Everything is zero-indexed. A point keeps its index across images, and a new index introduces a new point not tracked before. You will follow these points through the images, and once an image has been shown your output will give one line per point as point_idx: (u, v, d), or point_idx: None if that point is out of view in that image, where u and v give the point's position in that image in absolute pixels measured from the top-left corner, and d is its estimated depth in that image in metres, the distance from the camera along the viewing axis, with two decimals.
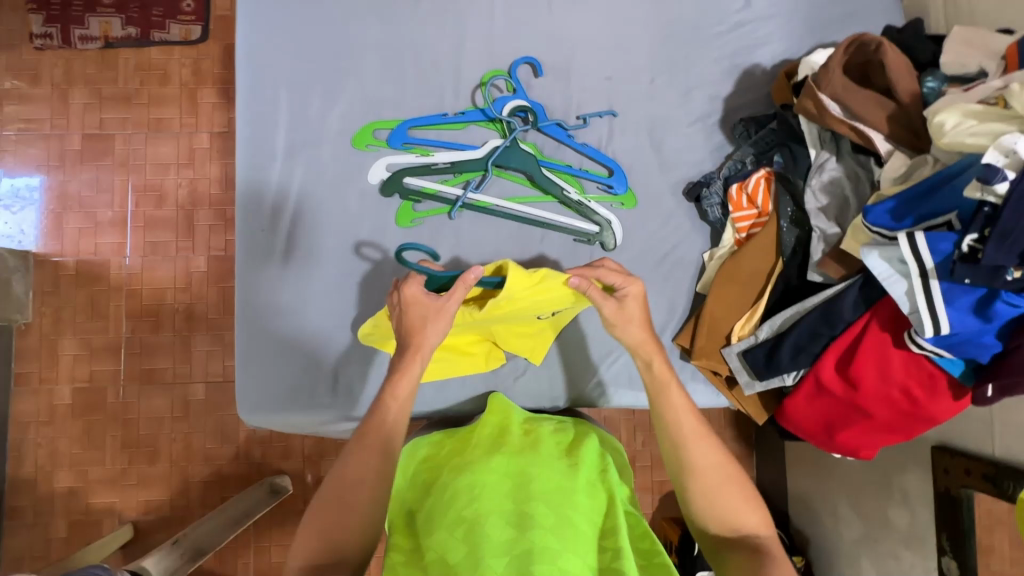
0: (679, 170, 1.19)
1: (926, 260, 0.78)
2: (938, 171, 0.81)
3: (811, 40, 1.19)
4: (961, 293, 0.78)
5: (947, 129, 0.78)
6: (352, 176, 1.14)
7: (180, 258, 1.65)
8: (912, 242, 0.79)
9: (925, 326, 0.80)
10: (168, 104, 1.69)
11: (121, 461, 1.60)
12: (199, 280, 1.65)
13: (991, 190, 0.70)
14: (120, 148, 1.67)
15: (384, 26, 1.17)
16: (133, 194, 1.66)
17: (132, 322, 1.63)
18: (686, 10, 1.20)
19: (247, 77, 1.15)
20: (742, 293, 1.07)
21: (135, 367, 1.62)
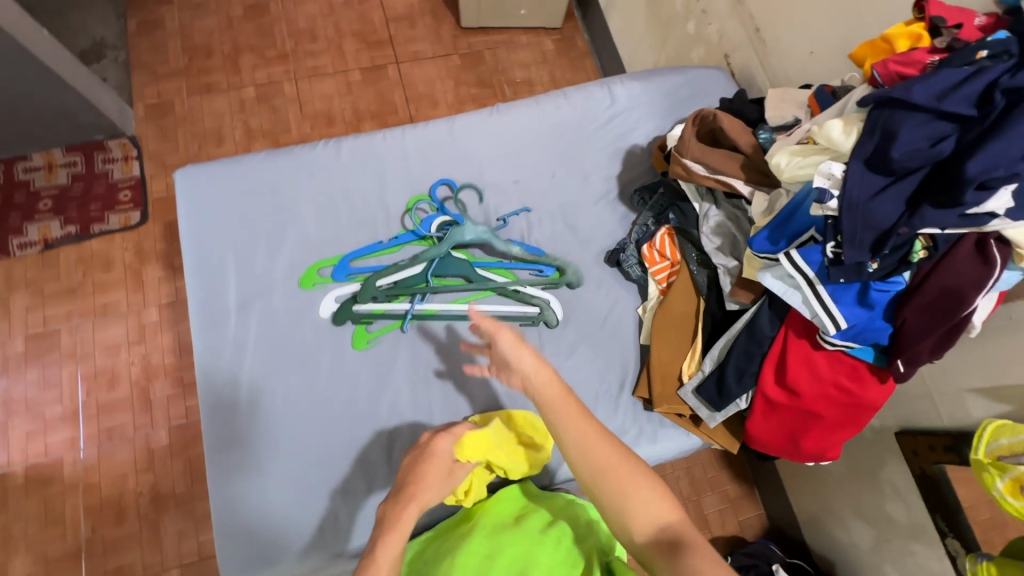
0: (596, 242, 1.34)
1: (807, 272, 0.92)
2: (792, 199, 0.97)
3: (671, 118, 1.45)
4: (842, 290, 0.91)
5: (783, 167, 0.95)
6: (303, 315, 1.22)
7: (140, 435, 1.62)
8: (791, 259, 0.93)
9: (827, 325, 0.92)
10: (113, 287, 1.75)
11: None
12: (161, 454, 1.60)
13: (828, 207, 0.86)
14: (67, 340, 1.69)
15: (312, 181, 1.32)
16: (83, 382, 1.65)
17: (92, 518, 1.54)
18: (565, 116, 1.43)
19: (192, 251, 1.25)
20: (680, 337, 1.19)
21: (100, 568, 1.50)
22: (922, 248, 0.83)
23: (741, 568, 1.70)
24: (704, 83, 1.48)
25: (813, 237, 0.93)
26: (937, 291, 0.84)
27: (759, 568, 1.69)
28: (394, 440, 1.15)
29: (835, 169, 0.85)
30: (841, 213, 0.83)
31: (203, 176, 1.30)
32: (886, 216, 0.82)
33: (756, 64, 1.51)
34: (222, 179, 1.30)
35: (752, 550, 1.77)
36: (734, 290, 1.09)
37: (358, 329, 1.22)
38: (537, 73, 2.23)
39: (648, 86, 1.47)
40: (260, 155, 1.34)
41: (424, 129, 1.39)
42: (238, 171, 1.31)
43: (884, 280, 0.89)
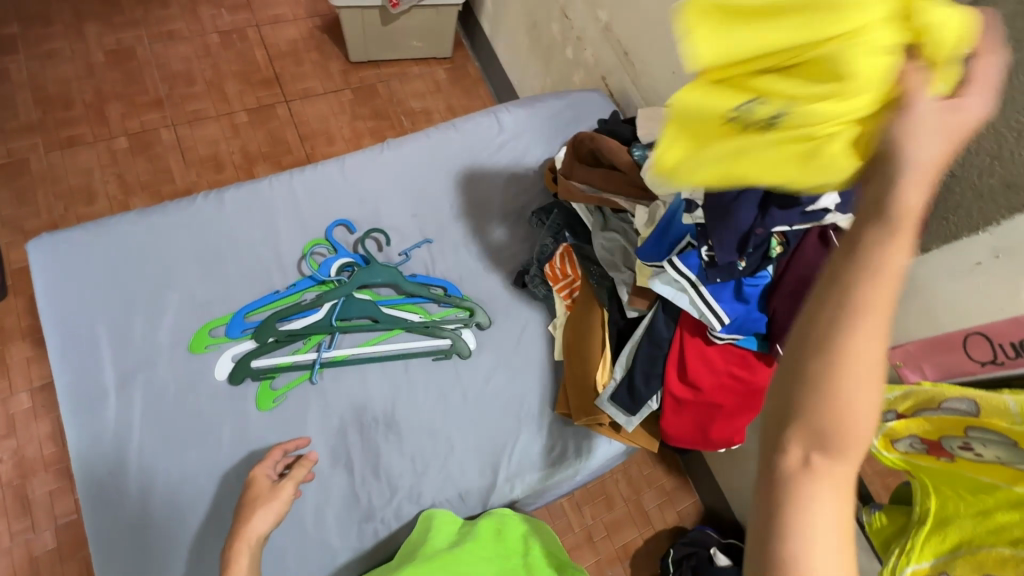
0: (501, 267, 1.36)
1: (689, 275, 1.00)
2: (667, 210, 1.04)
3: (558, 141, 1.52)
4: (721, 288, 0.99)
5: None
6: (195, 382, 1.13)
7: (19, 543, 1.40)
8: (674, 267, 1.01)
9: (713, 322, 1.00)
10: None
11: None
12: (49, 558, 1.40)
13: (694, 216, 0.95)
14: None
15: (194, 237, 1.24)
16: None
17: None
18: (457, 147, 1.45)
19: (56, 331, 1.11)
20: (590, 349, 1.23)
21: None
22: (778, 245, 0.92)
23: (682, 559, 1.77)
24: (585, 105, 1.57)
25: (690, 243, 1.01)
26: (796, 281, 0.94)
27: (699, 554, 1.78)
28: (313, 501, 1.08)
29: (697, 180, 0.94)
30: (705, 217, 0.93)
31: (64, 246, 1.18)
32: (746, 220, 0.88)
33: (629, 84, 1.63)
34: (87, 246, 1.19)
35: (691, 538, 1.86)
36: (632, 299, 1.15)
37: (259, 387, 1.14)
38: (433, 101, 2.25)
39: (532, 112, 1.54)
40: (130, 216, 1.23)
41: (313, 172, 1.35)
42: (104, 235, 1.20)
43: (754, 276, 0.97)
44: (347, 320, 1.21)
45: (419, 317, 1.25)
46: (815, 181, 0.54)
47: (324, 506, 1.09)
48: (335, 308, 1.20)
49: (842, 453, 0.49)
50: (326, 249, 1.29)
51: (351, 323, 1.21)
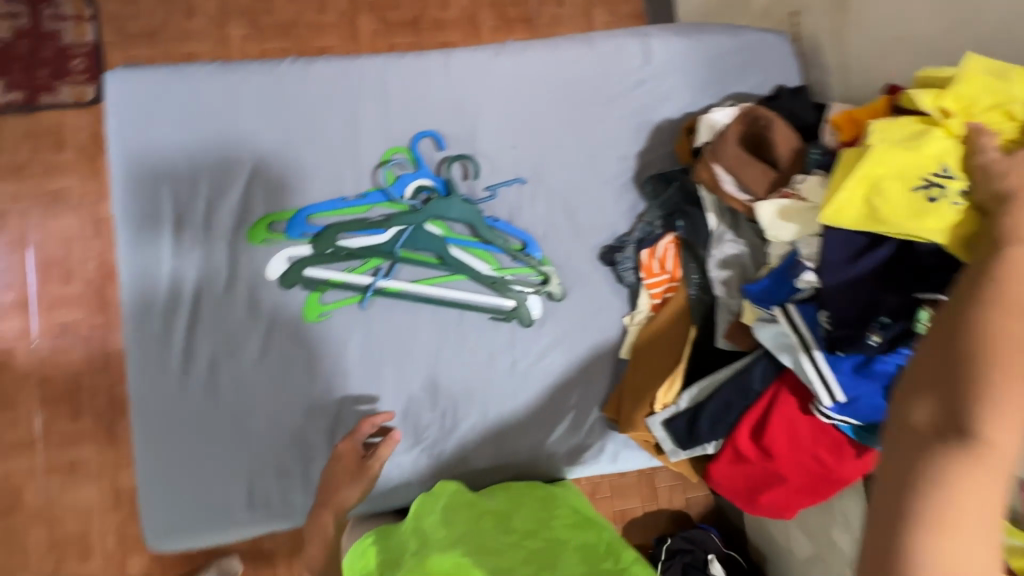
0: (594, 233, 1.17)
1: (805, 335, 0.83)
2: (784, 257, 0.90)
3: (710, 93, 1.21)
4: (842, 360, 0.80)
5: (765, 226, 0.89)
6: (248, 272, 1.07)
7: (96, 335, 1.55)
8: (788, 316, 0.84)
9: (821, 394, 0.81)
10: (66, 171, 1.57)
11: (49, 562, 1.48)
12: (118, 357, 1.55)
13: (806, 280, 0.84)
14: (14, 224, 1.54)
15: (271, 110, 1.10)
16: (35, 271, 1.54)
17: (48, 410, 1.51)
18: (586, 69, 1.18)
19: (123, 178, 1.06)
20: (662, 361, 1.07)
21: (55, 458, 1.51)
22: (930, 321, 0.73)
23: (676, 550, 1.76)
24: (760, 52, 1.22)
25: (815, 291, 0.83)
26: None
27: (695, 555, 1.75)
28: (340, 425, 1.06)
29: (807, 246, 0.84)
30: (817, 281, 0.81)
31: (141, 85, 1.07)
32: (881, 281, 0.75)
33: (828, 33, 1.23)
34: (165, 90, 1.08)
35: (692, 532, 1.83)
36: (730, 332, 0.96)
37: (308, 298, 1.08)
38: None
39: (691, 47, 1.21)
40: (211, 67, 1.10)
41: (413, 62, 1.14)
42: (183, 83, 1.09)
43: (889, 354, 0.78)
44: (412, 251, 1.09)
45: (487, 268, 1.11)
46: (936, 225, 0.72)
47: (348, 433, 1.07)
48: (401, 236, 1.08)
49: (1002, 432, 0.52)
50: (406, 163, 1.12)
51: (414, 257, 1.09)
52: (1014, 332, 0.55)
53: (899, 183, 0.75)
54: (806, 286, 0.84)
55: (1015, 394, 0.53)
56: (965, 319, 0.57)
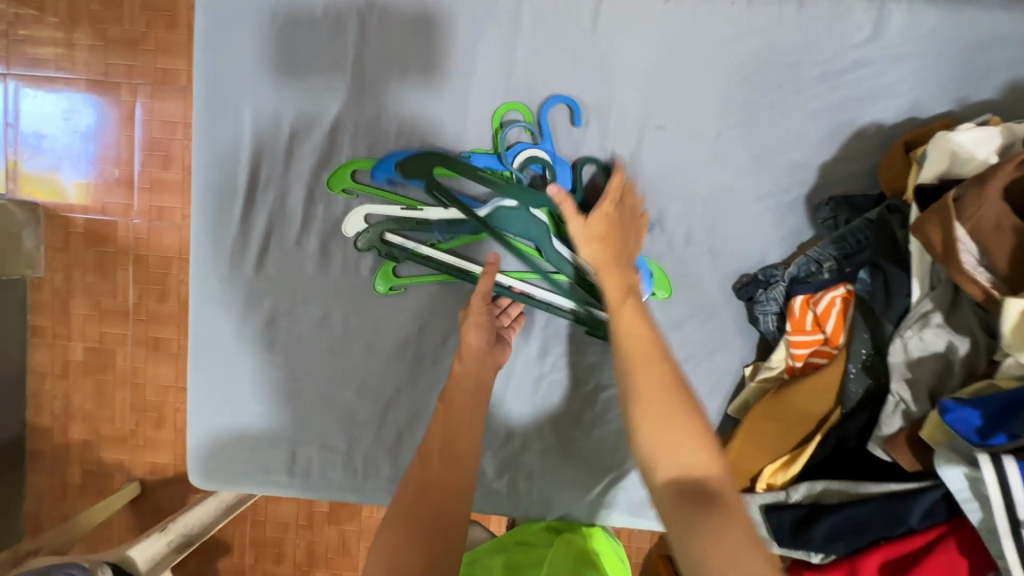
0: (734, 257, 0.92)
1: (1018, 507, 0.60)
2: (1016, 384, 0.63)
3: (951, 97, 0.86)
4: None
5: (1006, 333, 0.61)
6: (327, 221, 0.95)
7: (186, 227, 1.55)
8: (998, 471, 0.60)
9: None
10: (176, 53, 1.50)
11: (131, 422, 1.59)
12: None
13: None
14: (126, 99, 1.50)
15: (377, 35, 0.91)
16: (141, 151, 1.52)
17: (139, 288, 1.55)
18: (783, 37, 0.87)
19: (205, 91, 0.92)
20: (783, 436, 0.87)
21: (142, 332, 1.57)
22: None
23: None
24: None
25: None
26: None
27: None
28: (392, 413, 0.96)
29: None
30: None
31: None
32: None
33: None
34: None
35: None
36: (894, 441, 0.72)
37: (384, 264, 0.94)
38: None
39: (949, 24, 0.85)
40: None
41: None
42: None
43: None
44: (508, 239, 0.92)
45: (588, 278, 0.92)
46: None
47: (398, 423, 0.97)
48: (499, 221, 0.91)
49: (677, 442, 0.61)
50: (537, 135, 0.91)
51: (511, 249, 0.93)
52: (641, 383, 0.65)
53: None
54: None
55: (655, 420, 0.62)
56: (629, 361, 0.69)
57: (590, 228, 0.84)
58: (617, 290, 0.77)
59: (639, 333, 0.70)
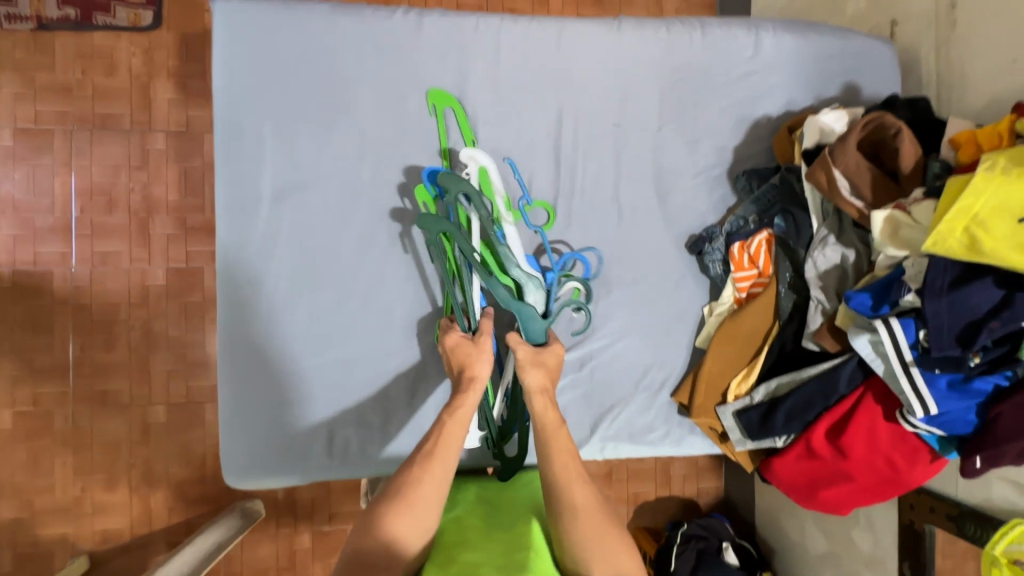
0: (682, 223, 1.18)
1: (904, 351, 0.87)
2: (890, 271, 0.91)
3: (810, 95, 1.21)
4: (939, 376, 0.86)
5: (877, 235, 0.89)
6: (347, 219, 1.07)
7: (135, 270, 1.49)
8: (889, 328, 0.87)
9: (914, 407, 0.87)
10: (118, 98, 1.48)
11: (74, 488, 1.48)
12: (157, 295, 1.50)
13: (906, 301, 0.87)
14: (62, 146, 1.46)
15: (380, 62, 1.08)
16: (78, 198, 1.47)
17: (82, 339, 1.47)
18: (695, 57, 1.17)
19: (224, 113, 1.03)
20: (740, 352, 1.11)
21: (87, 388, 1.48)
22: None
23: (691, 537, 1.80)
24: (864, 60, 1.22)
25: (916, 309, 0.86)
26: None
27: (709, 541, 1.79)
28: (418, 386, 1.08)
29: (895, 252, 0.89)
30: (920, 303, 0.84)
31: (247, 18, 1.03)
32: (983, 306, 0.80)
33: (928, 49, 1.23)
34: (271, 28, 1.04)
35: (706, 522, 1.84)
36: (820, 332, 0.98)
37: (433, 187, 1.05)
38: None
39: (801, 45, 1.20)
40: (323, 7, 1.06)
41: (529, 27, 1.12)
42: (294, 21, 1.05)
43: (988, 376, 0.83)
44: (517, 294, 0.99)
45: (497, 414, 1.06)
46: None
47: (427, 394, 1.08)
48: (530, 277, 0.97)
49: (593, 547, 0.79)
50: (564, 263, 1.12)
51: (510, 303, 0.96)
52: (579, 501, 0.81)
53: (1003, 216, 0.75)
54: (904, 303, 0.87)
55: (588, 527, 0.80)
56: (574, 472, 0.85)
57: (539, 356, 0.92)
58: (553, 417, 0.87)
59: (566, 449, 0.84)
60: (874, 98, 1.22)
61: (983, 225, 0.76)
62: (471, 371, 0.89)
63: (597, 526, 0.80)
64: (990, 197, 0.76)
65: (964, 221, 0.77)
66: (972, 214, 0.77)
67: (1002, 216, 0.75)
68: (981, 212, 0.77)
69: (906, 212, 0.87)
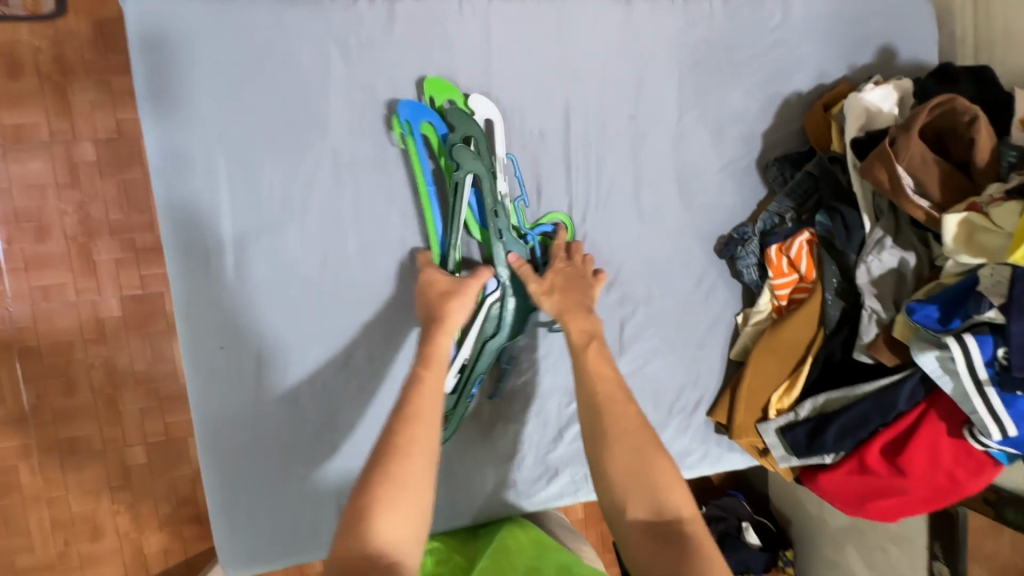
0: (710, 222, 1.05)
1: (978, 370, 0.78)
2: (960, 278, 0.82)
3: (844, 64, 1.06)
4: (1021, 397, 0.77)
5: (948, 240, 0.79)
6: (331, 258, 0.91)
7: (84, 302, 1.26)
8: (962, 347, 0.78)
9: (990, 429, 0.79)
10: (28, 103, 1.20)
11: (56, 544, 1.31)
12: (114, 327, 1.28)
13: (982, 316, 0.77)
14: None
15: (346, 61, 0.88)
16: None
17: (35, 386, 1.26)
18: (717, 28, 1.00)
19: (160, 144, 0.83)
20: (782, 365, 1.01)
21: (49, 437, 1.28)
22: None
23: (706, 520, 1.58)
24: (900, 20, 1.07)
25: (994, 324, 0.77)
26: None
27: (728, 522, 1.59)
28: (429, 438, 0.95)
29: (967, 259, 0.78)
30: (1005, 321, 0.74)
31: (175, 17, 0.82)
32: None
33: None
34: (208, 26, 0.83)
35: (720, 501, 1.64)
36: (876, 347, 0.89)
37: (422, 120, 0.89)
38: None
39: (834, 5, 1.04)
40: None
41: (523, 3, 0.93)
42: (234, 18, 0.84)
43: None
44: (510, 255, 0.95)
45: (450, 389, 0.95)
46: None
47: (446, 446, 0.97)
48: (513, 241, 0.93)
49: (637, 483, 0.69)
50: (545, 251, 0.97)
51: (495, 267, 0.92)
52: (623, 441, 0.71)
53: None
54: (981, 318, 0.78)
55: (621, 447, 0.71)
56: (593, 415, 0.75)
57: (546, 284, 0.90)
58: (580, 336, 0.83)
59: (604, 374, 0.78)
60: (911, 64, 1.08)
61: None
62: (444, 315, 0.82)
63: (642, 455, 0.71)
64: None
65: None
66: None
67: None
68: None
69: (984, 213, 0.76)
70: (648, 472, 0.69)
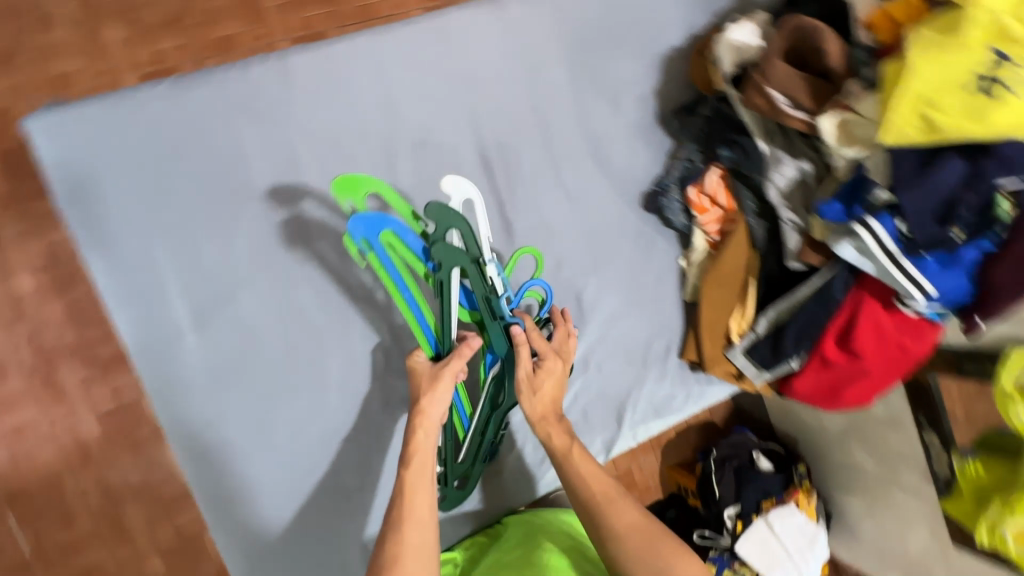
0: (631, 185, 1.13)
1: (888, 244, 0.87)
2: (851, 172, 0.91)
3: (708, 12, 1.15)
4: (928, 259, 0.86)
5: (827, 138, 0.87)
6: (290, 316, 0.95)
7: None
8: (868, 229, 0.87)
9: (914, 293, 0.87)
10: None
11: None
12: None
13: (878, 198, 0.86)
14: None
15: (255, 130, 0.92)
16: None
17: None
18: (586, 9, 1.08)
19: (97, 253, 0.86)
20: (731, 293, 1.09)
21: None
22: (1008, 204, 0.78)
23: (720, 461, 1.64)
24: None
25: (890, 202, 0.86)
26: None
27: (742, 458, 1.64)
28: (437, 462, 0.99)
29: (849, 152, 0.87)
30: (895, 196, 0.84)
31: (78, 132, 0.85)
32: (950, 178, 0.80)
33: None
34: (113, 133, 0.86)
35: (732, 439, 1.68)
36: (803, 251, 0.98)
37: (381, 231, 0.83)
38: None
39: None
40: (161, 86, 0.89)
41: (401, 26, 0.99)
42: (134, 115, 0.88)
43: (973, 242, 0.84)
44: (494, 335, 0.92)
45: (462, 456, 1.00)
46: (993, 131, 0.73)
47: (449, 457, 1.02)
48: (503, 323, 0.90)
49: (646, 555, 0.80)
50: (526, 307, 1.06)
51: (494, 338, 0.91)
52: (623, 525, 0.81)
53: (945, 88, 0.76)
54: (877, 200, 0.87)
55: (623, 527, 0.81)
56: (588, 505, 0.83)
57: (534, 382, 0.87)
58: (563, 442, 0.87)
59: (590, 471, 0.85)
60: None
61: (930, 103, 0.77)
62: (421, 408, 0.82)
63: (644, 534, 0.81)
64: (929, 76, 0.77)
65: (913, 103, 0.78)
66: (918, 95, 0.77)
67: (946, 90, 0.76)
68: (926, 92, 0.77)
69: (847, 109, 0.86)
70: (649, 549, 0.80)
